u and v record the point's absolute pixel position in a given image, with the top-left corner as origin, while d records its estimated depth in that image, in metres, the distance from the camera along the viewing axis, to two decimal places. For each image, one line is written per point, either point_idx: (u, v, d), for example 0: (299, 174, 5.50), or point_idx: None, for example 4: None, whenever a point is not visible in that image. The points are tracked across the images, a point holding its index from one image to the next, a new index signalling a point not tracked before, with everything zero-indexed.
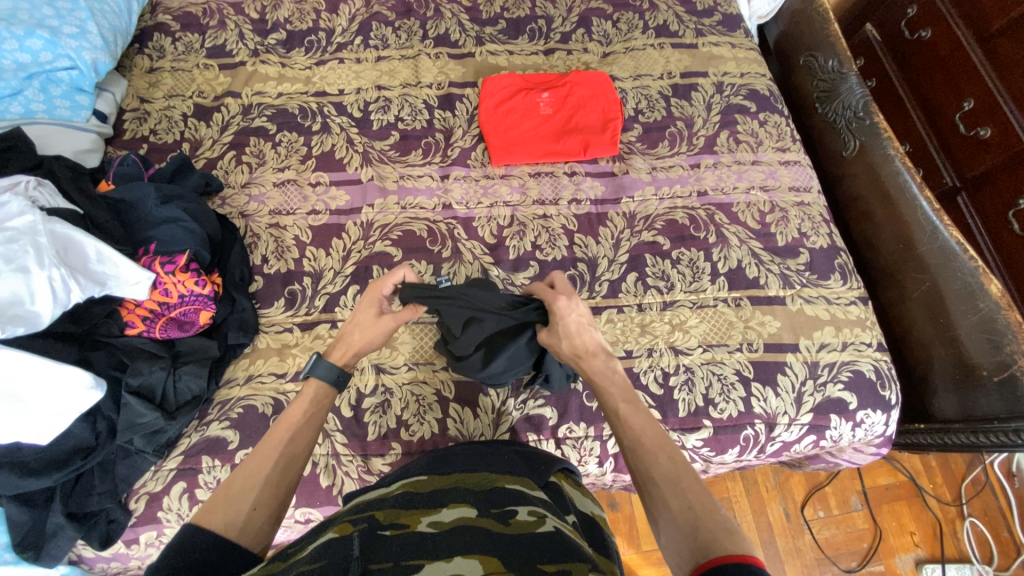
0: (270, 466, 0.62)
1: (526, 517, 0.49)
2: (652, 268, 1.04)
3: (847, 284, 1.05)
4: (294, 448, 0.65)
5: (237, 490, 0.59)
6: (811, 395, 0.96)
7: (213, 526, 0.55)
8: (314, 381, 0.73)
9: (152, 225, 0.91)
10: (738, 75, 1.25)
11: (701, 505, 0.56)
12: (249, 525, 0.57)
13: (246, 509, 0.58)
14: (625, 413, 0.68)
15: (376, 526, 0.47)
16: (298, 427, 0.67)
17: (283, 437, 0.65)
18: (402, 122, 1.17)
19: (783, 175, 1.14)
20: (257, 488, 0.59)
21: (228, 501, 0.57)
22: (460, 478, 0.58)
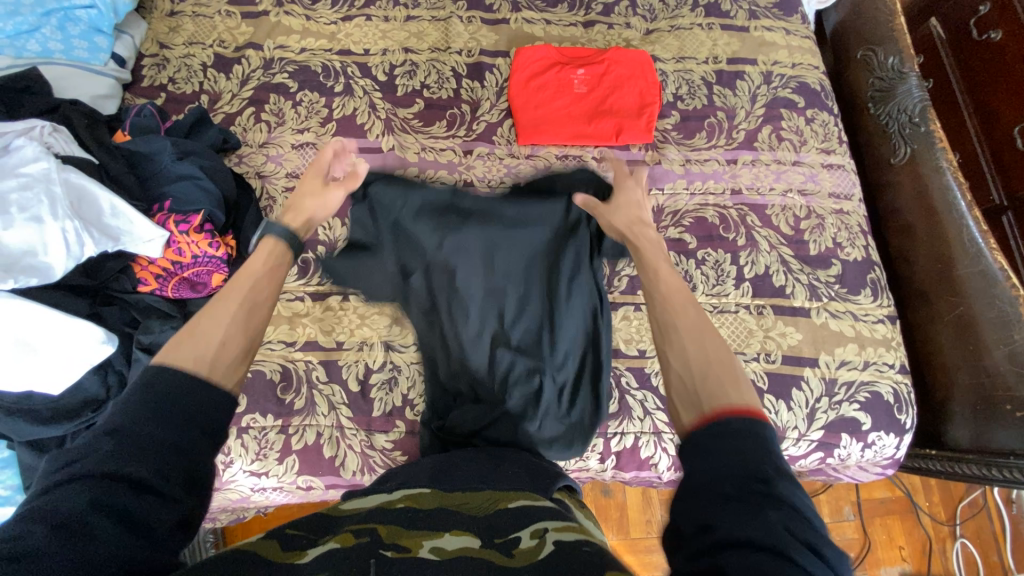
0: (233, 304, 0.56)
1: (528, 541, 0.49)
2: (675, 267, 1.01)
3: (878, 302, 1.01)
4: (259, 294, 0.59)
5: (204, 330, 0.52)
6: (824, 412, 0.94)
7: (179, 364, 0.48)
8: (270, 240, 0.66)
9: (167, 181, 0.89)
10: (790, 65, 1.16)
11: (719, 362, 0.53)
12: (221, 359, 0.51)
13: (215, 345, 0.51)
14: (664, 273, 0.65)
15: (379, 542, 0.47)
16: (260, 277, 0.61)
17: (245, 284, 0.59)
18: (427, 90, 1.12)
19: (825, 180, 1.08)
20: (225, 324, 0.54)
21: (190, 342, 0.51)
22: (462, 498, 0.57)
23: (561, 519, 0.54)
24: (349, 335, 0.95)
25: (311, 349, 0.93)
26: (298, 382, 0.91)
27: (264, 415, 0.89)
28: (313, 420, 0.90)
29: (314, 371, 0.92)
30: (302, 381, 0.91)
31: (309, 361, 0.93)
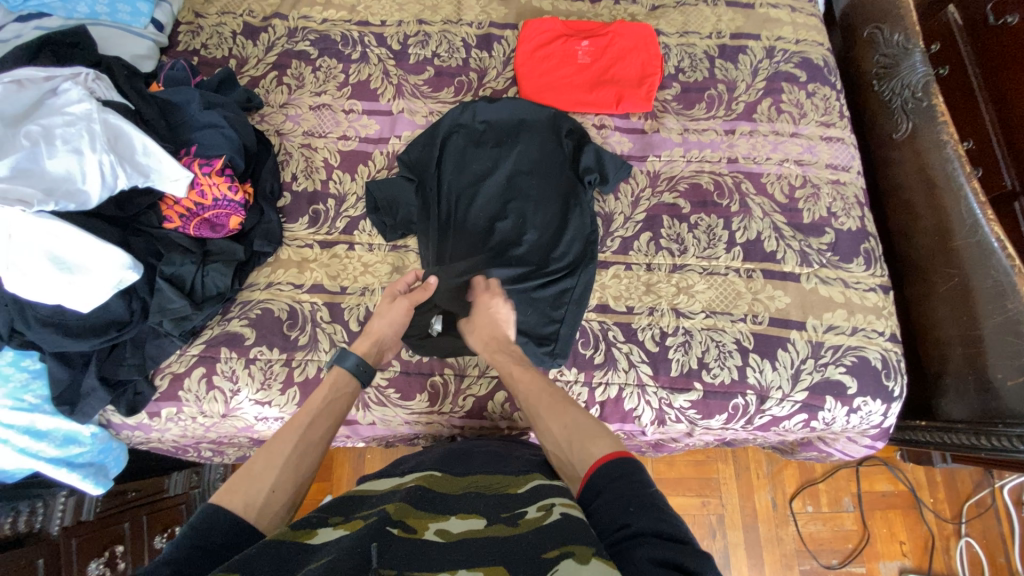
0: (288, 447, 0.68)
1: (534, 513, 0.57)
2: (668, 230, 1.04)
3: (870, 271, 1.01)
4: (312, 435, 0.71)
5: (260, 468, 0.64)
6: (809, 373, 0.95)
7: (233, 508, 0.59)
8: (337, 372, 0.83)
9: (194, 128, 0.97)
10: (793, 41, 1.18)
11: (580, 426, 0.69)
12: (267, 509, 0.61)
13: (265, 491, 0.62)
14: (518, 380, 0.83)
15: (387, 520, 0.54)
16: (317, 415, 0.74)
17: (301, 427, 0.71)
18: (438, 58, 1.18)
19: (822, 152, 1.09)
20: (276, 471, 0.65)
21: (245, 485, 0.62)
22: (472, 482, 0.66)
23: (565, 496, 0.61)
24: (353, 280, 1.01)
25: (317, 292, 1.00)
26: (304, 320, 0.97)
27: (270, 348, 0.96)
28: (315, 355, 0.96)
29: (319, 312, 0.98)
30: (307, 319, 0.98)
31: (315, 303, 0.99)
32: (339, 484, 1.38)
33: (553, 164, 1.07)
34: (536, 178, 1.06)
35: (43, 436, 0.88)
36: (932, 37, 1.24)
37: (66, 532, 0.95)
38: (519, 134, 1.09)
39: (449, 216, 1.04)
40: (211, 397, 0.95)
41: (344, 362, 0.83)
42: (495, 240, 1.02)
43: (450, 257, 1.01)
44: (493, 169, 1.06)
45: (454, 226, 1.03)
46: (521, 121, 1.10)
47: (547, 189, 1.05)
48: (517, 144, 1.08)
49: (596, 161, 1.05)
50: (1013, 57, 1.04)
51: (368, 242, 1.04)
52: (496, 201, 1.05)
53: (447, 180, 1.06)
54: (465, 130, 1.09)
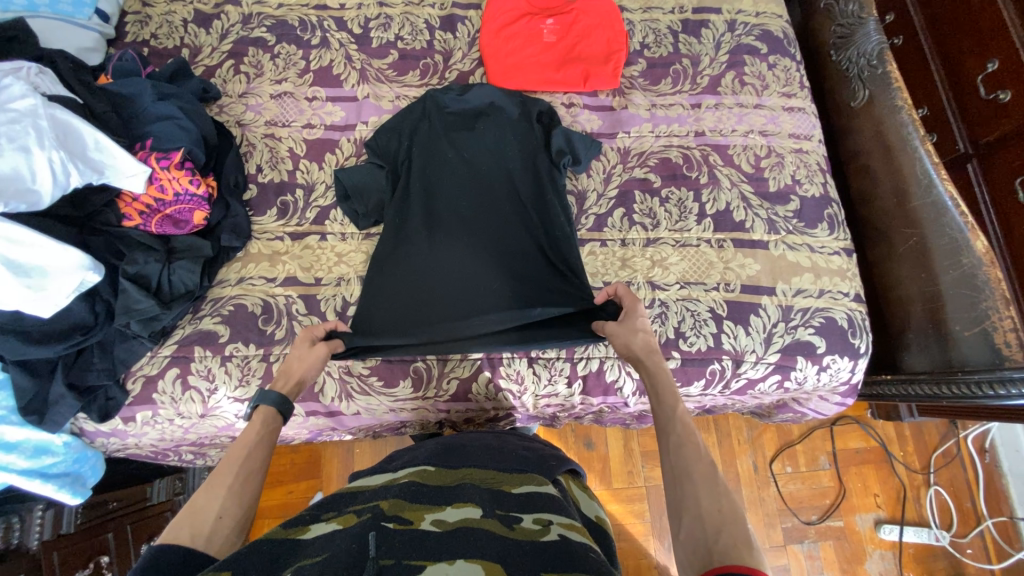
0: (228, 475, 0.66)
1: (530, 525, 0.57)
2: (640, 205, 1.05)
3: (834, 235, 1.05)
4: (253, 461, 0.69)
5: (201, 502, 0.62)
6: (781, 336, 0.98)
7: (180, 541, 0.57)
8: (263, 407, 0.76)
9: (149, 121, 0.92)
10: (753, 14, 1.20)
11: (730, 513, 0.58)
12: (215, 534, 0.60)
13: (212, 519, 0.61)
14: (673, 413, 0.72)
15: (381, 516, 0.55)
16: (254, 444, 0.71)
17: (240, 454, 0.69)
18: (402, 41, 1.15)
19: (785, 122, 1.12)
20: (220, 497, 0.63)
21: (189, 518, 0.60)
22: (464, 475, 0.67)
23: (559, 510, 0.61)
24: (327, 271, 0.99)
25: (291, 284, 0.98)
26: (279, 314, 0.96)
27: (246, 343, 0.94)
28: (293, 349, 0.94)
29: (295, 304, 0.97)
30: (282, 313, 0.96)
31: (290, 295, 0.97)
32: (329, 481, 1.37)
33: (524, 149, 1.05)
34: (507, 164, 1.04)
35: (13, 448, 0.85)
36: (885, 8, 1.28)
37: (46, 546, 0.94)
38: (486, 121, 1.07)
39: (422, 208, 1.01)
40: (187, 397, 0.93)
41: (267, 400, 0.76)
42: (475, 233, 0.99)
43: (428, 251, 0.98)
44: (466, 160, 1.05)
45: (432, 222, 1.00)
46: (486, 108, 1.09)
47: (518, 171, 1.04)
48: (485, 131, 1.07)
49: (567, 141, 1.04)
50: (961, 23, 1.08)
51: (340, 231, 1.02)
52: (472, 192, 1.02)
53: (416, 170, 1.03)
54: (429, 120, 1.07)
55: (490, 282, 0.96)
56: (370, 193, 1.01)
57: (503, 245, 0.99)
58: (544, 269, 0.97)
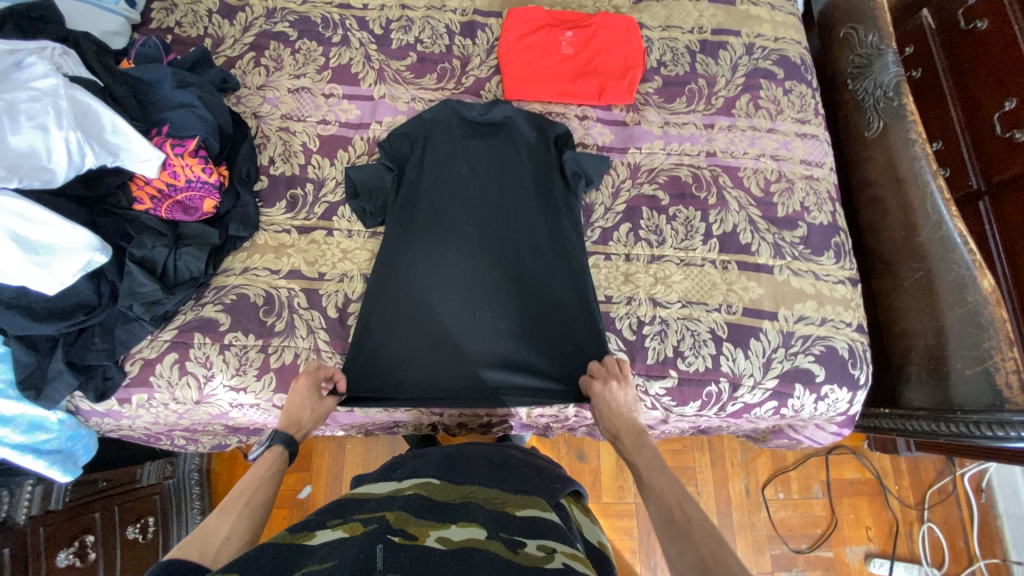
0: (238, 504, 0.69)
1: (534, 551, 0.56)
2: (647, 222, 1.05)
3: (840, 263, 1.05)
4: (262, 493, 0.73)
5: (212, 526, 0.66)
6: (779, 362, 0.98)
7: (189, 555, 0.61)
8: (276, 446, 0.79)
9: (166, 108, 0.94)
10: (772, 38, 1.20)
11: (713, 559, 0.62)
12: (222, 553, 0.63)
13: (220, 540, 0.65)
14: (648, 477, 0.76)
15: (387, 528, 0.55)
16: (264, 478, 0.75)
17: (251, 485, 0.73)
18: (421, 45, 1.16)
19: (797, 148, 1.12)
20: (229, 521, 0.67)
21: (199, 538, 0.64)
22: (470, 492, 0.67)
23: (564, 538, 0.60)
24: (330, 267, 1.00)
25: (294, 278, 0.98)
26: (280, 306, 0.96)
27: (245, 334, 0.95)
28: (292, 341, 0.95)
29: (296, 298, 0.97)
30: (284, 305, 0.96)
31: (292, 289, 0.98)
32: (319, 476, 1.37)
33: (539, 170, 1.06)
34: (519, 183, 1.05)
35: (7, 421, 0.85)
36: (905, 41, 1.28)
37: (33, 521, 0.94)
38: (505, 137, 1.08)
39: (431, 221, 1.02)
40: (184, 383, 0.93)
41: (276, 440, 0.80)
42: (482, 253, 1.01)
43: (434, 265, 1.00)
44: (481, 176, 1.05)
45: (441, 236, 1.01)
46: (500, 121, 1.09)
47: (531, 192, 1.04)
48: (499, 147, 1.07)
49: (579, 166, 1.04)
50: (981, 60, 1.08)
51: (347, 228, 1.03)
52: (483, 210, 1.03)
53: (430, 182, 1.04)
54: (443, 131, 1.07)
55: (492, 304, 0.99)
56: (378, 202, 1.02)
57: (509, 267, 1.00)
58: (545, 297, 0.99)
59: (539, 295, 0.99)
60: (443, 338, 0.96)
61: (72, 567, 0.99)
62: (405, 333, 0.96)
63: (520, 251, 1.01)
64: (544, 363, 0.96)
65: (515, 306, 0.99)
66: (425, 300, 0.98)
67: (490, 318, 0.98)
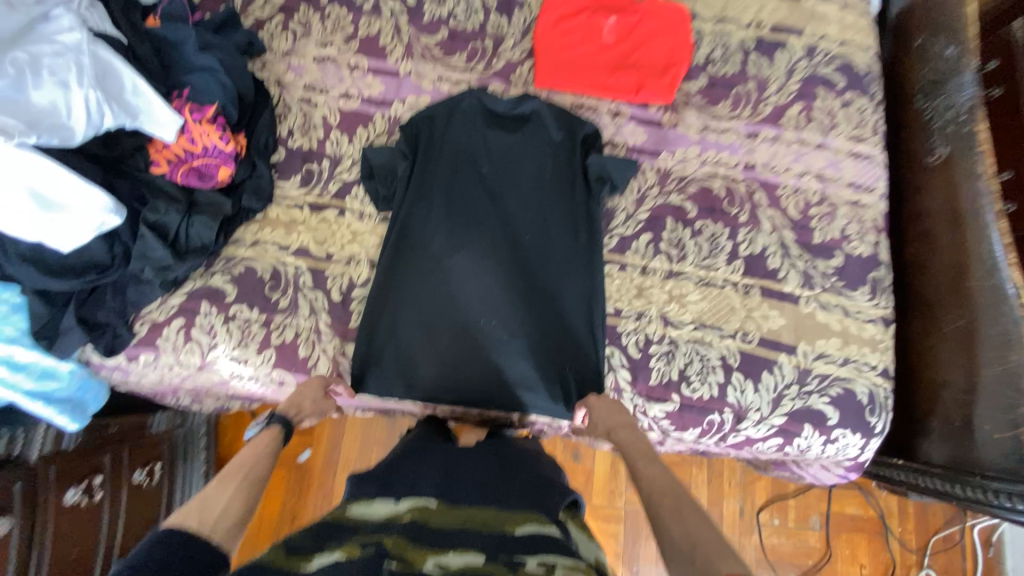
0: (236, 477, 0.70)
1: (534, 569, 0.56)
2: (669, 234, 0.99)
3: (874, 301, 0.97)
4: (260, 469, 0.73)
5: (211, 496, 0.65)
6: (790, 399, 0.93)
7: (189, 523, 0.60)
8: (272, 428, 0.80)
9: (187, 71, 0.92)
10: (839, 42, 1.08)
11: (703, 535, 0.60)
12: (220, 522, 0.63)
13: (219, 509, 0.64)
14: (641, 467, 0.74)
15: (385, 554, 0.57)
16: (260, 456, 0.75)
17: (249, 460, 0.73)
18: (454, 20, 1.10)
19: (848, 169, 1.02)
20: (227, 492, 0.67)
21: (197, 507, 0.63)
22: (470, 512, 0.66)
23: (566, 552, 0.60)
24: (339, 248, 0.99)
25: (302, 256, 0.98)
26: (286, 283, 0.97)
27: (250, 307, 0.96)
28: (293, 320, 0.96)
29: (302, 277, 0.98)
30: (290, 282, 0.97)
31: (299, 267, 0.98)
32: (319, 442, 1.42)
33: (564, 172, 1.01)
34: (541, 186, 1.01)
35: (22, 368, 0.90)
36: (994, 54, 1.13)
37: (43, 460, 0.99)
38: (532, 133, 1.03)
39: (447, 215, 0.99)
40: (189, 348, 0.96)
41: (274, 423, 0.81)
42: (496, 253, 0.98)
43: (447, 261, 0.98)
44: (503, 172, 1.01)
45: (456, 231, 0.99)
46: (528, 117, 1.04)
47: (552, 195, 1.00)
48: (524, 147, 1.02)
49: (604, 170, 0.99)
50: None
51: (359, 210, 1.01)
52: (502, 209, 1.00)
53: (450, 173, 1.00)
54: (468, 124, 1.02)
55: (501, 308, 0.96)
56: (394, 195, 1.00)
57: (522, 272, 0.98)
58: (555, 306, 0.96)
59: (549, 303, 0.96)
60: (447, 343, 0.95)
61: (79, 506, 1.03)
62: (410, 327, 0.96)
63: (535, 256, 0.98)
64: (545, 380, 0.95)
65: (523, 318, 0.96)
66: (433, 294, 0.97)
67: (495, 327, 0.96)
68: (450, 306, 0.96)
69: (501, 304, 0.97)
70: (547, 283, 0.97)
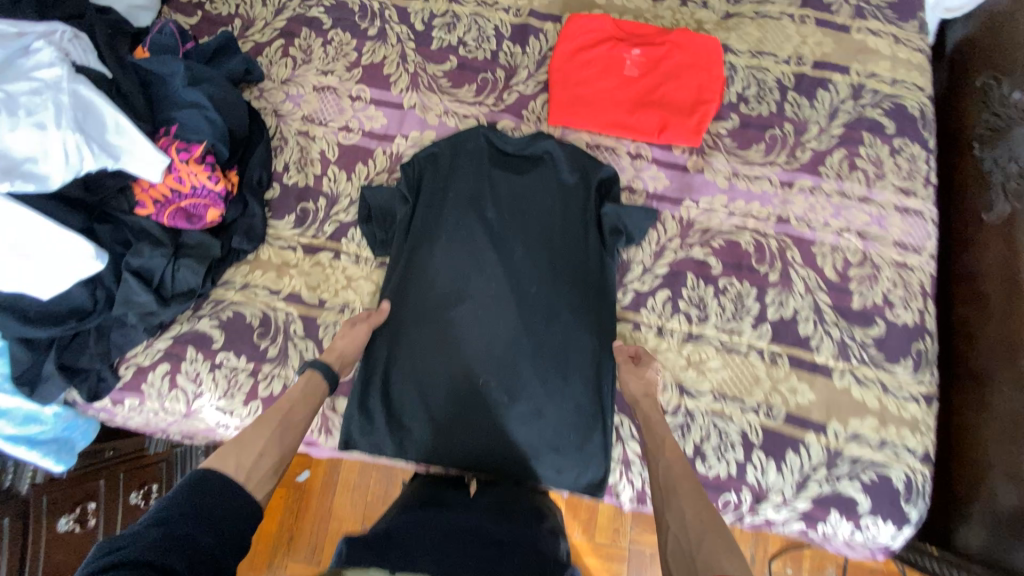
0: (273, 422, 0.71)
1: None
2: (690, 291, 0.90)
3: (917, 377, 0.87)
4: (294, 417, 0.73)
5: (247, 440, 0.67)
6: (818, 483, 0.83)
7: (224, 469, 0.62)
8: (315, 373, 0.78)
9: (175, 106, 0.86)
10: (887, 81, 0.98)
11: None
12: (256, 469, 0.64)
13: (255, 455, 0.66)
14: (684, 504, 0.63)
15: None
16: (296, 402, 0.75)
17: (284, 409, 0.73)
18: (464, 48, 1.02)
19: (893, 225, 0.92)
20: (264, 436, 0.68)
21: (235, 450, 0.65)
22: None
23: None
24: (333, 294, 0.93)
25: (294, 301, 0.92)
26: (276, 331, 0.91)
27: (237, 355, 0.90)
28: (284, 369, 0.89)
29: (293, 324, 0.91)
30: (279, 330, 0.91)
31: (290, 313, 0.92)
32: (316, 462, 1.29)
33: (577, 220, 0.93)
34: (552, 234, 0.93)
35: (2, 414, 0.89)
36: None
37: (37, 489, 0.88)
38: (544, 176, 0.95)
39: (448, 262, 0.92)
40: (173, 396, 0.90)
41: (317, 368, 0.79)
42: (500, 306, 0.90)
43: (446, 313, 0.90)
44: (511, 217, 0.93)
45: (458, 280, 0.91)
46: (540, 158, 0.96)
47: (563, 244, 0.92)
48: (534, 191, 0.94)
49: (620, 221, 0.91)
50: None
51: (355, 253, 0.95)
52: (508, 258, 0.92)
53: (454, 217, 0.93)
54: (474, 165, 0.95)
55: (503, 367, 0.88)
56: (393, 241, 0.93)
57: (528, 328, 0.89)
58: (562, 368, 0.88)
59: (556, 365, 0.88)
60: (445, 405, 0.87)
61: (72, 534, 0.92)
62: (404, 383, 0.88)
63: (543, 311, 0.90)
64: (550, 449, 0.86)
65: (527, 378, 0.88)
66: (430, 349, 0.89)
67: (496, 388, 0.87)
68: (448, 362, 0.88)
69: (503, 363, 0.88)
70: (554, 344, 0.89)
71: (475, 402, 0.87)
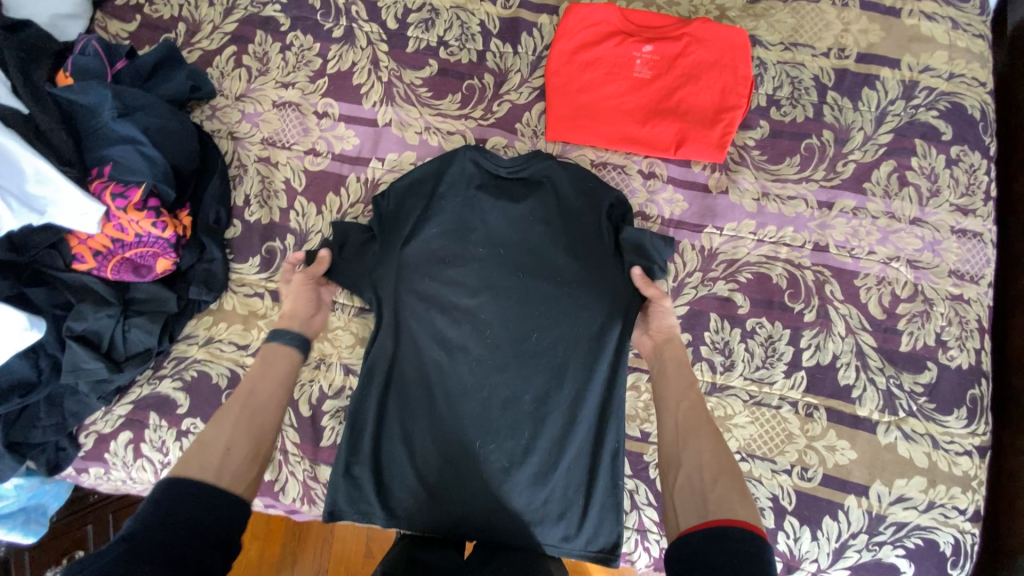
0: (234, 408, 0.64)
1: None
2: (713, 335, 0.79)
3: (972, 428, 0.76)
4: (257, 397, 0.66)
5: (209, 440, 0.59)
6: (856, 551, 0.74)
7: (190, 473, 0.55)
8: (275, 346, 0.71)
9: (108, 143, 0.74)
10: (945, 75, 0.83)
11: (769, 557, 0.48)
12: (228, 465, 0.57)
13: (221, 451, 0.59)
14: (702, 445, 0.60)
15: None
16: (258, 380, 0.67)
17: (243, 393, 0.66)
18: (445, 49, 0.87)
19: (949, 251, 0.79)
20: (228, 430, 0.61)
21: (195, 454, 0.57)
22: None
23: None
24: None
25: None
26: None
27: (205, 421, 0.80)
28: None
29: None
30: None
31: None
32: None
33: (580, 251, 0.80)
34: (552, 268, 0.79)
35: None
36: None
37: (15, 547, 0.84)
38: (542, 200, 0.81)
39: (433, 304, 0.79)
40: (138, 466, 0.81)
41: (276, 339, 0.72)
42: (494, 353, 0.78)
43: (432, 363, 0.78)
44: (504, 249, 0.80)
45: (445, 325, 0.79)
46: (537, 180, 0.83)
47: (565, 280, 0.79)
48: (530, 218, 0.81)
49: (639, 248, 0.78)
50: None
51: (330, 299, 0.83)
52: (502, 297, 0.79)
53: (438, 252, 0.80)
54: (460, 192, 0.81)
55: (499, 423, 0.77)
56: (371, 284, 0.80)
57: (527, 378, 0.77)
58: (566, 423, 0.77)
59: (560, 420, 0.77)
60: (435, 469, 0.76)
61: None
62: (387, 444, 0.77)
63: (543, 358, 0.78)
64: (555, 516, 0.76)
65: (528, 437, 0.76)
66: (415, 405, 0.78)
67: (492, 448, 0.76)
68: (437, 419, 0.77)
69: (500, 419, 0.77)
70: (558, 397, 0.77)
71: (469, 464, 0.76)
